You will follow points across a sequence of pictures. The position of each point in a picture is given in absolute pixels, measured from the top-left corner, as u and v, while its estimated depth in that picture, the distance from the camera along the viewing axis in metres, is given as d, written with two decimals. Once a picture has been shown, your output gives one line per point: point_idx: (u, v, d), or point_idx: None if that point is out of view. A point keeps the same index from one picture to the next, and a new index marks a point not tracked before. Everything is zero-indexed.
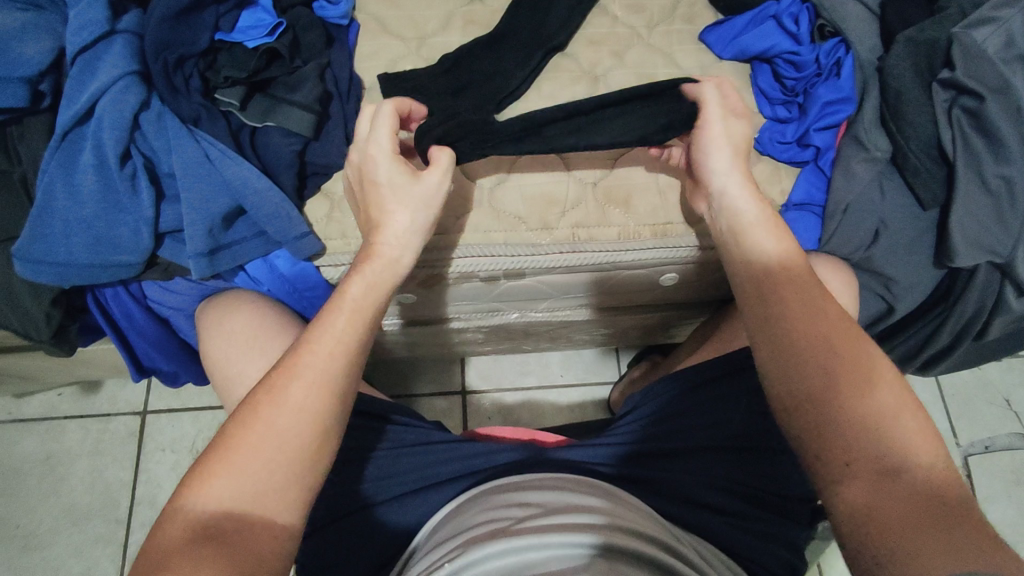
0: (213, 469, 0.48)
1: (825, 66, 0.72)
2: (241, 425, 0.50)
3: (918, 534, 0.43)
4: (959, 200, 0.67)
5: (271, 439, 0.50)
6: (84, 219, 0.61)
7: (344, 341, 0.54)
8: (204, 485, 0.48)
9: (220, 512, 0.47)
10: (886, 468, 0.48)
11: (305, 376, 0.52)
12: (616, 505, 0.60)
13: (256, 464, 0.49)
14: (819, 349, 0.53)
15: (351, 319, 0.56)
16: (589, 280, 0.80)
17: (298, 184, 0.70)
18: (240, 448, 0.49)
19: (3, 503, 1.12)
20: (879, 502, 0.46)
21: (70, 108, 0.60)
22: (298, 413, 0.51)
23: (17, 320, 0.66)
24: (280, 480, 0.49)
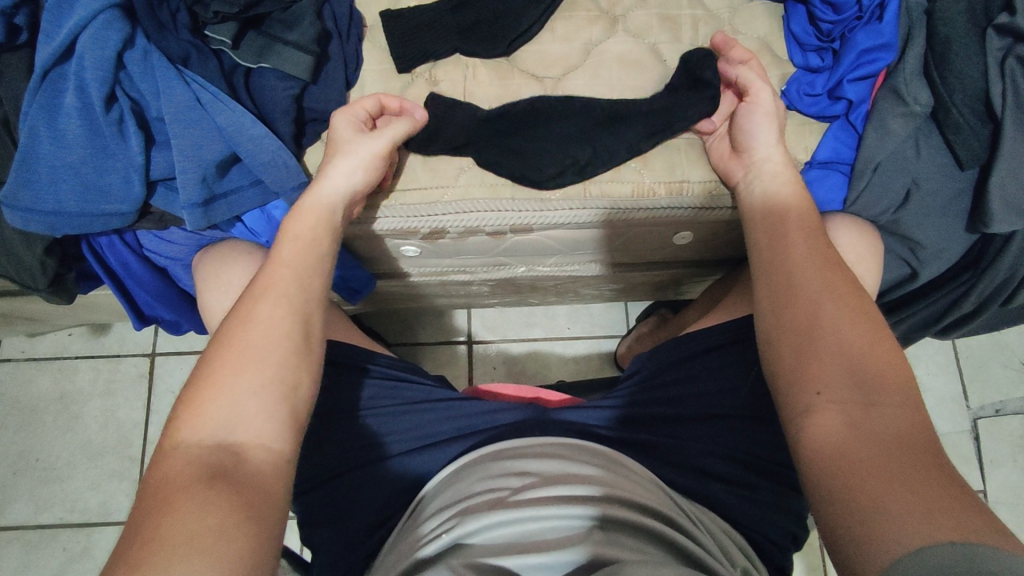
0: (199, 402, 0.49)
1: (868, 8, 0.65)
2: (221, 356, 0.51)
3: (894, 500, 0.42)
4: (1002, 159, 0.62)
5: (248, 358, 0.51)
6: (72, 165, 0.59)
7: (298, 264, 0.57)
8: (194, 418, 0.48)
9: (217, 442, 0.47)
10: (868, 436, 0.46)
11: (268, 299, 0.54)
12: (617, 473, 0.59)
13: (244, 383, 0.50)
14: (816, 296, 0.54)
15: (302, 246, 0.58)
16: (600, 236, 0.76)
17: (296, 132, 0.66)
18: (223, 374, 0.50)
19: (21, 438, 1.15)
20: (857, 475, 0.44)
21: (47, 46, 0.56)
22: (274, 331, 0.53)
23: (12, 268, 0.65)
24: (261, 401, 0.50)
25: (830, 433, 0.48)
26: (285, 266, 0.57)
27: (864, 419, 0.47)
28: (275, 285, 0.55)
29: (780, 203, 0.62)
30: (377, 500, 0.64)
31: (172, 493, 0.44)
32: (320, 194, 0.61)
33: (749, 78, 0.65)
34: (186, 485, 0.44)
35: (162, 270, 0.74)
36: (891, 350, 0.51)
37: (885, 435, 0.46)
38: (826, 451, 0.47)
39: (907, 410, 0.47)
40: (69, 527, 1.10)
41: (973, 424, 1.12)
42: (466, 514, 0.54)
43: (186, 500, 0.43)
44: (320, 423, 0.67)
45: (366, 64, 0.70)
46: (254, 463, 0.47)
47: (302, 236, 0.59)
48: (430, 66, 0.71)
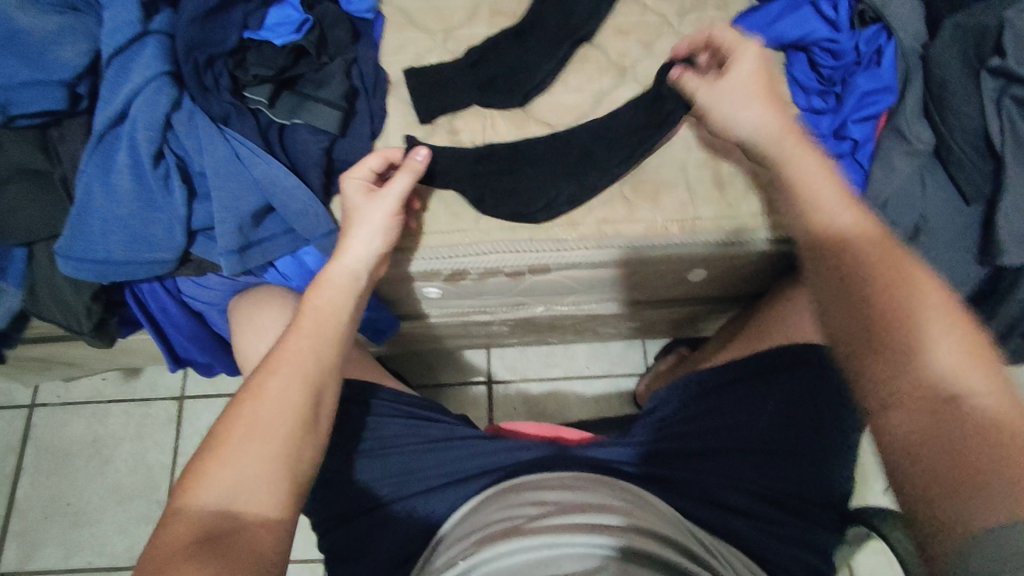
0: (209, 464, 0.52)
1: (865, 54, 0.69)
2: (230, 425, 0.54)
3: (979, 482, 0.39)
4: (1009, 194, 0.63)
5: (256, 427, 0.54)
6: (121, 218, 0.63)
7: (311, 339, 0.60)
8: (200, 483, 0.51)
9: (219, 506, 0.50)
10: (957, 425, 0.42)
11: (281, 371, 0.57)
12: (630, 503, 0.60)
13: (250, 453, 0.52)
14: (868, 295, 0.51)
15: (318, 321, 0.61)
16: (616, 275, 0.79)
17: (326, 182, 0.70)
18: (230, 441, 0.53)
19: (53, 482, 1.17)
20: (948, 468, 0.41)
21: (105, 111, 0.61)
22: (285, 402, 0.55)
23: (60, 314, 0.69)
24: (266, 469, 0.52)
25: (911, 428, 0.44)
26: (300, 338, 0.60)
27: (938, 411, 0.44)
28: (288, 359, 0.58)
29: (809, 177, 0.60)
30: (400, 537, 0.65)
31: (166, 557, 0.46)
32: (341, 266, 0.64)
33: (693, 86, 0.68)
34: (183, 546, 0.46)
35: (198, 314, 0.77)
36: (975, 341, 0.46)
37: (963, 428, 0.42)
38: (910, 447, 0.43)
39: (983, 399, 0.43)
40: (97, 571, 1.12)
41: None
42: (485, 543, 0.55)
43: (182, 559, 0.45)
44: (348, 461, 0.69)
45: (390, 118, 0.75)
46: (252, 531, 0.50)
47: (320, 309, 0.62)
48: (449, 118, 0.75)
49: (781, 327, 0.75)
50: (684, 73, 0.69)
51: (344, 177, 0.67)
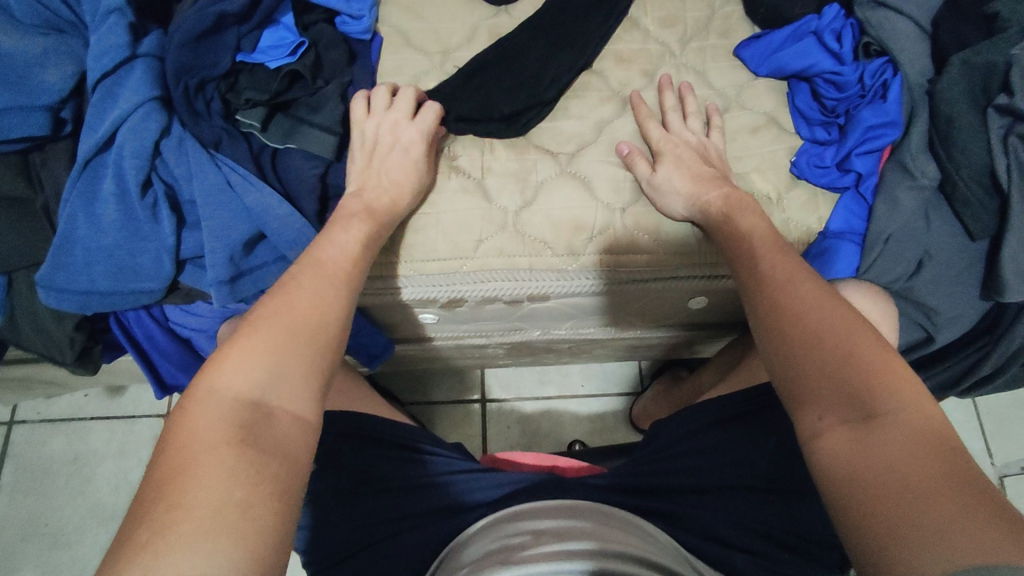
0: (236, 351, 0.48)
1: (870, 86, 0.68)
2: (262, 314, 0.50)
3: (932, 528, 0.39)
4: (1012, 232, 0.63)
5: (293, 318, 0.50)
6: (106, 248, 0.61)
7: (345, 261, 0.57)
8: (227, 369, 0.47)
9: (249, 396, 0.46)
10: (879, 446, 0.44)
11: (316, 277, 0.55)
12: (606, 524, 0.58)
13: (283, 345, 0.49)
14: (805, 341, 0.50)
15: (354, 243, 0.59)
16: (614, 303, 0.78)
17: (320, 209, 0.68)
18: (261, 329, 0.49)
19: (32, 502, 1.14)
20: (889, 503, 0.41)
21: (90, 138, 0.59)
22: (314, 316, 0.52)
23: (42, 344, 0.67)
24: (302, 364, 0.49)
25: (840, 452, 0.45)
26: (331, 255, 0.57)
27: (865, 443, 0.44)
28: (321, 268, 0.55)
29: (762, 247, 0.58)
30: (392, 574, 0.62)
31: (192, 448, 0.42)
32: (379, 196, 0.64)
33: (642, 172, 0.69)
34: (213, 440, 0.43)
35: (186, 340, 0.75)
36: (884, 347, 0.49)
37: (909, 440, 0.43)
38: (841, 473, 0.45)
39: (909, 413, 0.45)
40: None
41: (1000, 482, 1.09)
42: (476, 571, 0.52)
43: (209, 463, 0.42)
44: (343, 497, 0.67)
45: None
46: (282, 424, 0.46)
47: (343, 251, 0.58)
48: (448, 142, 0.73)
49: None
50: (633, 154, 0.70)
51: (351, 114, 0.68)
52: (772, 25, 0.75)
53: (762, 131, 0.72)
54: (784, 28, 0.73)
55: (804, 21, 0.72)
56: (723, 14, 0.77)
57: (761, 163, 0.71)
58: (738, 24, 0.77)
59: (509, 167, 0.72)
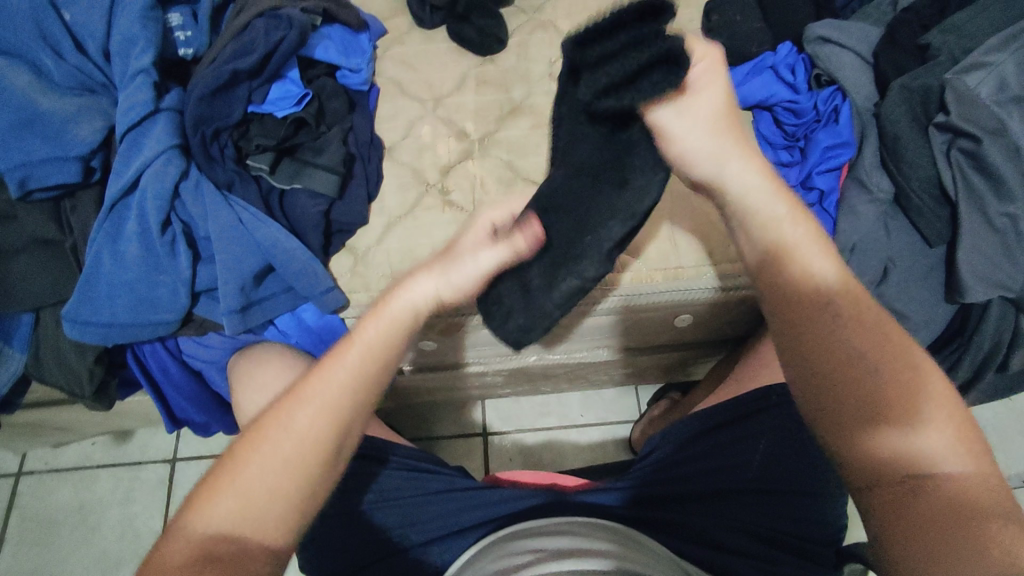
0: (215, 488, 0.48)
1: (824, 112, 0.75)
2: (243, 447, 0.49)
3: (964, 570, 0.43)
4: (965, 236, 0.67)
5: (275, 456, 0.49)
6: (127, 282, 0.66)
7: (353, 369, 0.51)
8: (205, 506, 0.48)
9: (219, 535, 0.47)
10: (927, 513, 0.46)
11: (314, 398, 0.50)
12: (623, 545, 0.60)
13: (256, 484, 0.48)
14: (859, 394, 0.51)
15: (361, 355, 0.51)
16: (603, 323, 0.82)
17: (324, 243, 0.74)
18: (243, 465, 0.49)
19: (39, 552, 1.15)
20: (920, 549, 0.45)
21: (116, 182, 0.65)
22: (304, 448, 0.49)
23: (63, 377, 0.71)
24: (277, 503, 0.48)
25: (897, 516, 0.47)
26: (339, 371, 0.51)
27: (912, 511, 0.47)
28: (320, 386, 0.51)
29: (837, 294, 0.54)
30: None
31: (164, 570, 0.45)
32: (408, 296, 0.53)
33: (674, 138, 0.54)
34: (180, 564, 0.45)
35: (198, 373, 0.79)
36: (949, 415, 0.50)
37: (947, 513, 0.46)
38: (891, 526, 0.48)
39: (951, 489, 0.47)
40: None
41: None
42: None
43: None
44: (348, 518, 0.69)
45: (386, 179, 0.79)
46: (251, 556, 0.47)
47: (356, 355, 0.52)
48: (442, 178, 0.79)
49: (770, 366, 0.77)
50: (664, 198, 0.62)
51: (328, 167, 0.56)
52: (734, 62, 0.82)
53: None
54: (745, 64, 0.80)
55: (762, 57, 0.80)
56: None
57: None
58: None
59: (499, 197, 0.77)
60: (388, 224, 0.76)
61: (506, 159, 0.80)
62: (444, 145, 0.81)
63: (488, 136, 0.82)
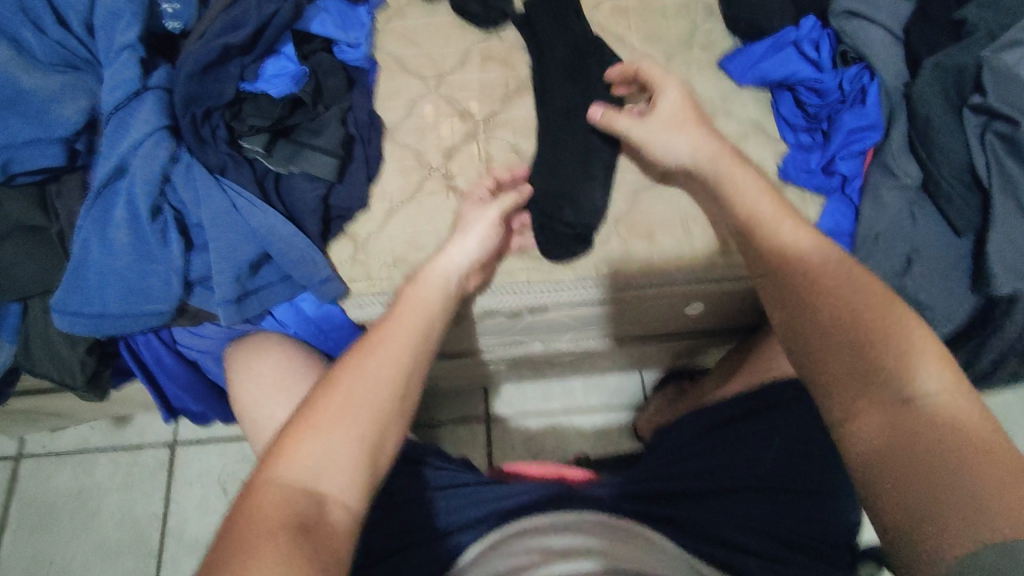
0: (294, 439, 0.48)
1: (849, 93, 0.71)
2: (319, 396, 0.51)
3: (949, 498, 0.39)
4: (999, 226, 0.64)
5: (352, 401, 0.50)
6: (118, 271, 0.63)
7: (414, 327, 0.57)
8: (288, 456, 0.47)
9: (305, 485, 0.46)
10: (915, 442, 0.42)
11: (382, 350, 0.54)
12: (611, 537, 0.58)
13: (336, 431, 0.49)
14: (853, 344, 0.49)
15: (416, 312, 0.58)
16: (613, 312, 0.79)
17: (323, 229, 0.70)
18: (321, 411, 0.49)
19: (40, 537, 1.14)
20: (924, 487, 0.40)
21: (103, 166, 0.62)
22: (378, 394, 0.51)
23: (54, 368, 0.68)
24: (351, 450, 0.48)
25: (872, 446, 0.44)
26: (398, 327, 0.56)
27: (913, 449, 0.42)
28: (386, 340, 0.55)
29: (861, 303, 0.50)
30: None
31: (254, 530, 0.42)
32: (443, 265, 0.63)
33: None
34: (272, 523, 0.42)
35: (193, 363, 0.76)
36: (934, 362, 0.45)
37: (954, 444, 0.41)
38: (882, 469, 0.43)
39: (956, 428, 0.42)
40: None
41: None
42: None
43: (269, 543, 0.41)
44: None
45: (386, 162, 0.75)
46: (333, 518, 0.45)
47: (407, 321, 0.57)
48: (445, 161, 0.75)
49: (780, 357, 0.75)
50: (608, 112, 0.73)
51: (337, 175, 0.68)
52: (754, 37, 0.77)
53: (750, 137, 0.74)
54: (766, 39, 0.76)
55: (783, 32, 0.75)
56: (705, 30, 0.80)
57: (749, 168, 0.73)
58: (720, 38, 0.80)
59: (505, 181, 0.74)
60: (389, 209, 0.73)
61: (512, 141, 0.77)
62: (448, 126, 0.77)
63: (493, 116, 0.78)
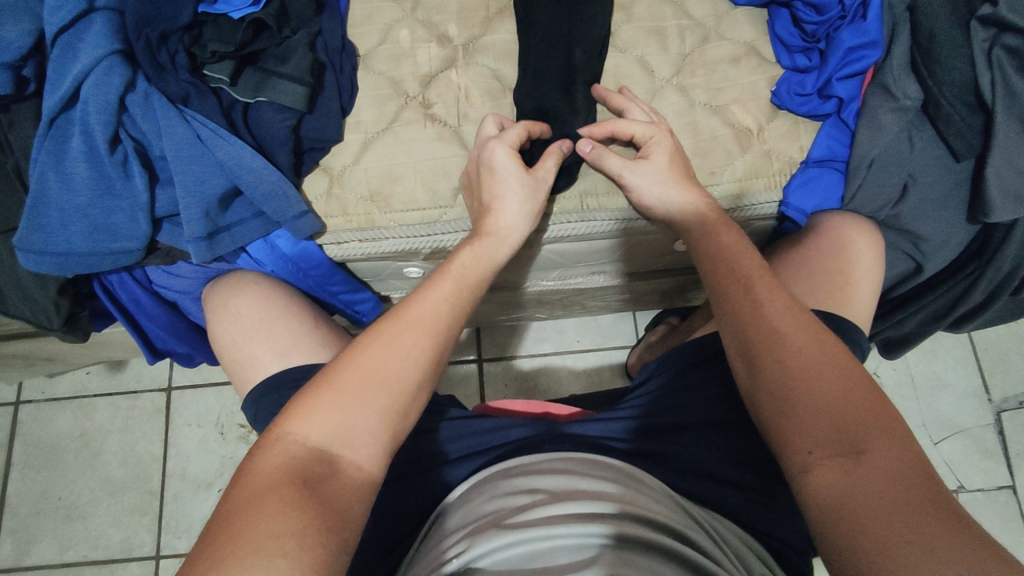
0: (315, 401, 0.50)
1: (850, 7, 0.66)
2: (349, 364, 0.52)
3: (876, 528, 0.43)
4: (997, 149, 0.62)
5: (380, 372, 0.52)
6: (80, 207, 0.61)
7: (448, 300, 0.57)
8: (306, 419, 0.49)
9: (319, 448, 0.49)
10: (871, 490, 0.45)
11: (414, 323, 0.55)
12: (624, 486, 0.57)
13: (357, 401, 0.51)
14: (806, 367, 0.52)
15: (455, 281, 0.59)
16: (600, 248, 0.77)
17: (295, 161, 0.67)
18: (348, 381, 0.51)
19: (45, 477, 1.16)
20: (860, 513, 0.44)
21: (53, 94, 0.58)
22: (405, 368, 0.53)
23: (27, 309, 0.67)
24: (371, 423, 0.50)
25: (829, 495, 0.46)
26: (434, 298, 0.57)
27: (857, 479, 0.46)
28: (419, 313, 0.55)
29: (811, 331, 0.54)
30: (390, 524, 0.63)
31: (261, 488, 0.45)
32: (501, 225, 0.62)
33: (613, 165, 0.64)
34: (275, 485, 0.46)
35: (172, 304, 0.75)
36: (861, 378, 0.51)
37: (886, 483, 0.45)
38: (833, 507, 0.46)
39: (900, 461, 0.46)
40: (94, 563, 1.11)
41: (997, 417, 1.09)
42: (472, 535, 0.51)
43: (269, 511, 0.44)
44: None
45: (361, 91, 0.71)
46: (342, 480, 0.48)
47: (445, 292, 0.58)
48: (423, 89, 0.72)
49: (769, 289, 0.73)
50: (599, 147, 0.64)
51: (290, 188, 0.65)
52: None
53: (742, 61, 0.70)
54: None
55: None
56: None
57: (742, 94, 0.69)
58: None
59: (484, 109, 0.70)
60: (365, 141, 0.70)
61: (493, 68, 0.72)
62: (424, 52, 0.73)
63: (473, 41, 0.73)
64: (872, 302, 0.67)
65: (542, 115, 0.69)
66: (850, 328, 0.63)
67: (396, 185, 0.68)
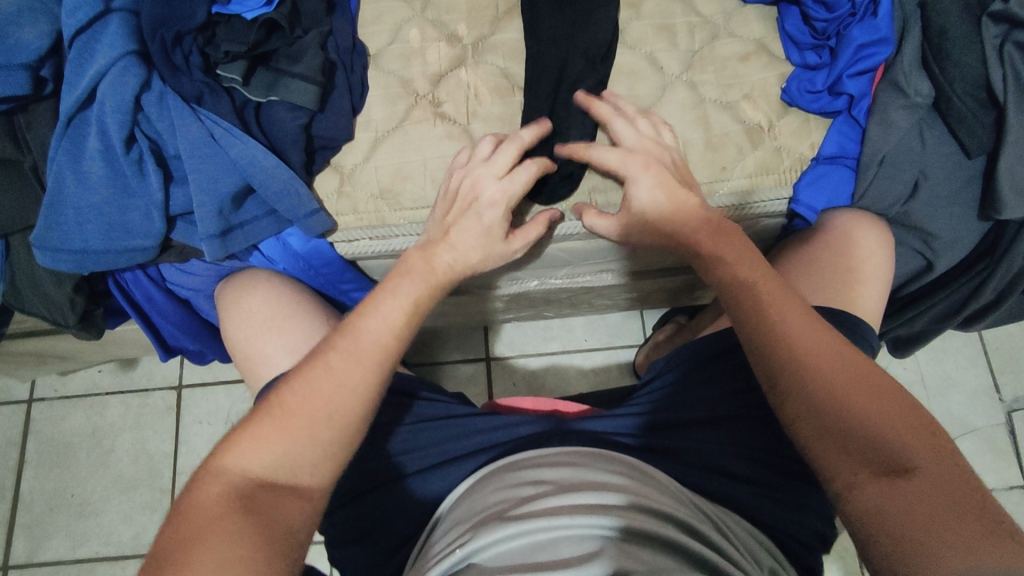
0: (257, 431, 0.51)
1: (861, 4, 0.66)
2: (287, 394, 0.53)
3: (910, 542, 0.43)
4: (1009, 145, 0.62)
5: (315, 404, 0.52)
6: (96, 205, 0.62)
7: (391, 321, 0.58)
8: (247, 450, 0.50)
9: (263, 477, 0.50)
10: (909, 491, 0.45)
11: (352, 350, 0.55)
12: (632, 478, 0.57)
13: (295, 433, 0.51)
14: (833, 364, 0.52)
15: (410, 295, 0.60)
16: (609, 246, 0.77)
17: (306, 160, 0.68)
18: (284, 412, 0.52)
19: (57, 474, 1.17)
20: (900, 516, 0.44)
21: (71, 94, 0.59)
22: (336, 399, 0.53)
23: (43, 306, 0.68)
24: (309, 453, 0.51)
25: (868, 496, 0.46)
26: (376, 322, 0.57)
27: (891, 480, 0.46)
28: (358, 337, 0.56)
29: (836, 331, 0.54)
30: (401, 519, 0.64)
31: (206, 519, 0.46)
32: (453, 257, 0.63)
33: (612, 161, 0.63)
34: (220, 513, 0.47)
35: (184, 301, 0.76)
36: (880, 378, 0.52)
37: (923, 485, 0.45)
38: (870, 511, 0.46)
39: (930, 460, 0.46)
40: (105, 559, 1.12)
41: (1008, 417, 1.08)
42: (476, 530, 0.51)
43: (212, 535, 0.45)
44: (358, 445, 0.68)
45: (371, 90, 0.72)
46: (285, 507, 0.49)
47: (385, 315, 0.58)
48: (433, 88, 0.72)
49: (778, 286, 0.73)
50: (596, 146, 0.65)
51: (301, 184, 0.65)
52: None
53: (751, 59, 0.70)
54: None
55: None
56: None
57: (752, 91, 0.69)
58: None
59: (494, 108, 0.71)
60: (376, 139, 0.70)
61: (502, 66, 0.73)
62: (434, 51, 0.73)
63: (482, 40, 0.74)
64: (880, 300, 0.67)
65: (552, 113, 0.70)
66: (859, 324, 0.63)
67: (407, 183, 0.69)
